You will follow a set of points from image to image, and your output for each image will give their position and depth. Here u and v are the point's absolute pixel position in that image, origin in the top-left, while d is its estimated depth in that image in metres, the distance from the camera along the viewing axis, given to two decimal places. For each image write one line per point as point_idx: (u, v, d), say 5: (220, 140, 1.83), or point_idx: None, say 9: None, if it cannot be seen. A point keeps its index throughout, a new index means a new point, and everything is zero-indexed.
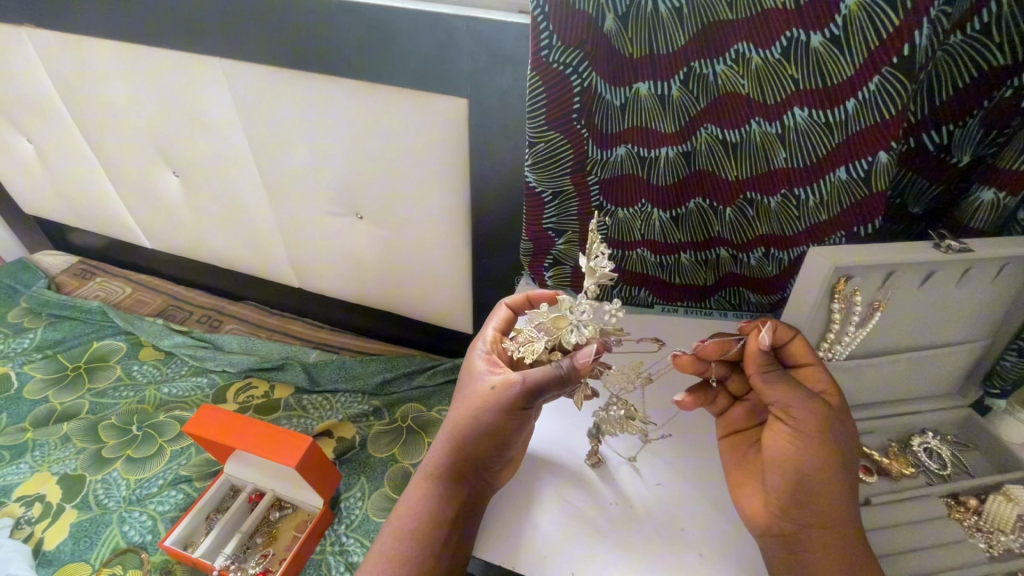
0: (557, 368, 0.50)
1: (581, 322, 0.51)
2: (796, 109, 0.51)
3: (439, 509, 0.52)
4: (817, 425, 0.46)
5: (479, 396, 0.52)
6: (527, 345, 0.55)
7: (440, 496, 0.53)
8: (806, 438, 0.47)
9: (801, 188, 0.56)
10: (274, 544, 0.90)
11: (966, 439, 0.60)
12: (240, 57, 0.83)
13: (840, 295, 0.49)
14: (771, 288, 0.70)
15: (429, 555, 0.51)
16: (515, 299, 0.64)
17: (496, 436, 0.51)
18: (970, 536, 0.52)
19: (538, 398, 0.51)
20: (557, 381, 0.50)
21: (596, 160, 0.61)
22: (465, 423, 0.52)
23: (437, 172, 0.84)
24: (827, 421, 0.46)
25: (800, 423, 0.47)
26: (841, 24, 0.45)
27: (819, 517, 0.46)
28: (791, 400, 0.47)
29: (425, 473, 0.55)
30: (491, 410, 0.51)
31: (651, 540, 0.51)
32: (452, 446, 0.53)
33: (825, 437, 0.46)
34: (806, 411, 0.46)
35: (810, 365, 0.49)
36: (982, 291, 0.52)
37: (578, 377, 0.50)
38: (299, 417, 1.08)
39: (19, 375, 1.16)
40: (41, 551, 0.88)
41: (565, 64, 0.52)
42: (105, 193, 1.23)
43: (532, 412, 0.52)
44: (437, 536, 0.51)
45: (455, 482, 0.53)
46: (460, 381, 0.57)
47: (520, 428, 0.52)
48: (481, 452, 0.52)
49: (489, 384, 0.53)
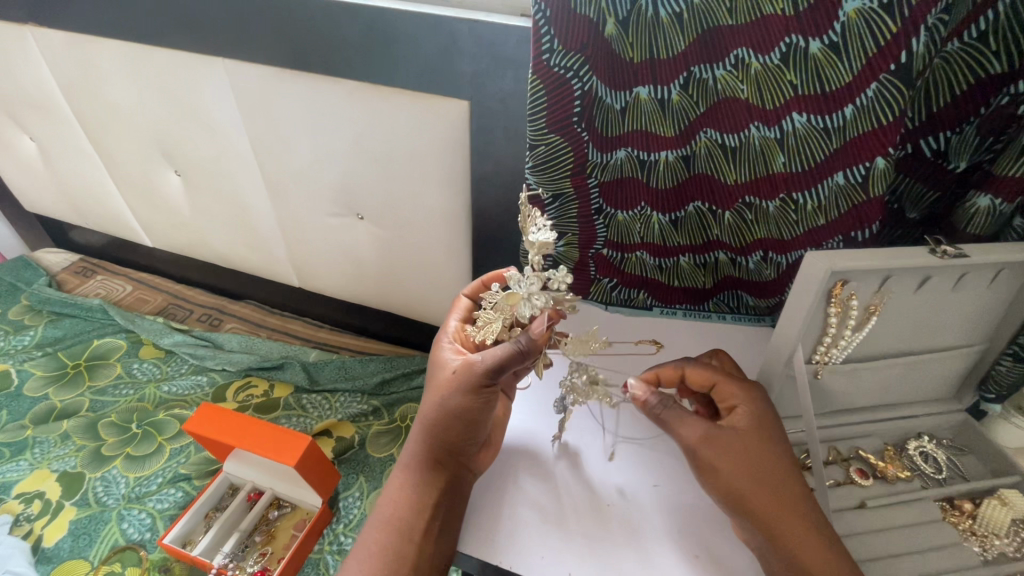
0: (516, 345, 0.51)
1: (533, 296, 0.51)
2: (795, 115, 0.52)
3: (417, 498, 0.53)
4: (715, 445, 0.47)
5: (443, 384, 0.54)
6: (485, 327, 0.55)
7: (419, 484, 0.54)
8: (707, 463, 0.47)
9: (800, 192, 0.57)
10: (272, 542, 0.90)
11: (961, 443, 0.60)
12: (244, 59, 0.83)
13: (836, 300, 0.49)
14: (770, 291, 0.70)
15: (410, 543, 0.52)
16: (471, 287, 0.64)
17: (465, 418, 0.52)
18: (964, 540, 0.52)
19: (502, 374, 0.52)
20: (517, 357, 0.51)
21: (596, 163, 0.62)
22: (434, 410, 0.54)
23: (438, 174, 0.84)
24: (725, 437, 0.47)
25: (691, 448, 0.48)
26: (839, 31, 0.46)
27: (770, 524, 0.45)
28: (684, 433, 0.49)
29: (405, 464, 0.56)
30: (456, 393, 0.52)
31: (649, 541, 0.51)
32: (426, 432, 0.54)
33: (728, 453, 0.47)
34: (694, 434, 0.48)
35: (718, 384, 0.51)
36: (978, 296, 0.52)
37: (536, 348, 0.51)
38: (299, 416, 1.09)
39: (19, 372, 1.16)
40: (41, 548, 0.89)
41: (567, 68, 0.53)
42: (106, 191, 1.24)
43: (498, 391, 0.53)
44: (419, 525, 0.52)
45: (431, 469, 0.54)
46: (428, 372, 0.57)
47: (485, 408, 0.53)
48: (453, 437, 0.53)
49: (452, 369, 0.54)
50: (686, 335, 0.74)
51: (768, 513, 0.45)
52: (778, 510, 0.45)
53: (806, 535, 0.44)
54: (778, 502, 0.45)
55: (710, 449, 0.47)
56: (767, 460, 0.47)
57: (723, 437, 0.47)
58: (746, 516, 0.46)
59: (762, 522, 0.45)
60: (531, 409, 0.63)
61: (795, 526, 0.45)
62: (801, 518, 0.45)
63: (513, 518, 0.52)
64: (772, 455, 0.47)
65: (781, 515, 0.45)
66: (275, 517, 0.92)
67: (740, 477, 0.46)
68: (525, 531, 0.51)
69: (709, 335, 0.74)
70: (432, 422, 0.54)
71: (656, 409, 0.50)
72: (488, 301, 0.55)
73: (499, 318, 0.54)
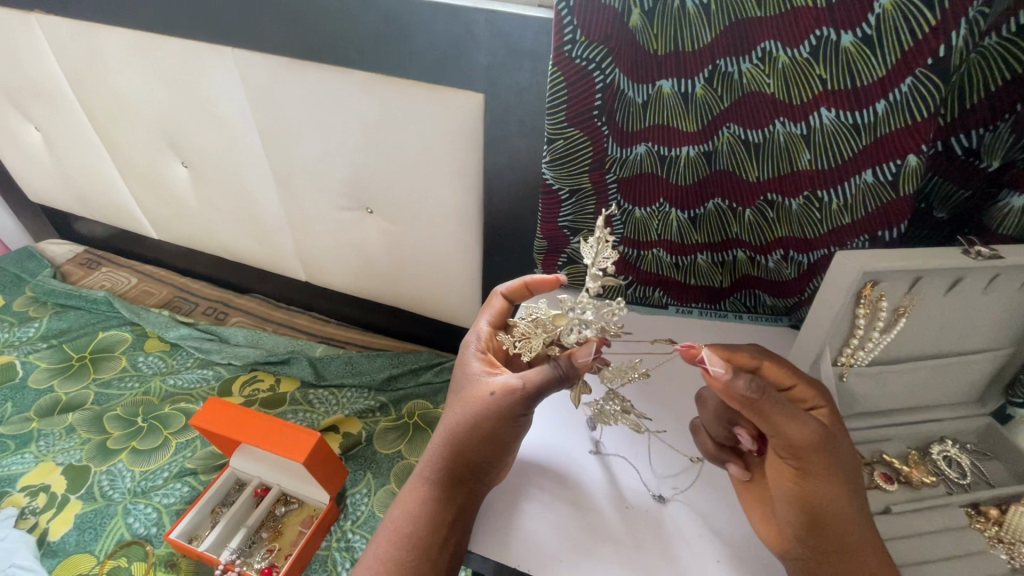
0: (556, 369, 0.50)
1: (582, 322, 0.49)
2: (823, 110, 0.50)
3: (435, 514, 0.50)
4: (819, 448, 0.44)
5: (479, 400, 0.51)
6: (524, 340, 0.53)
7: (436, 500, 0.51)
8: (813, 466, 0.44)
9: (825, 190, 0.55)
10: (279, 538, 0.89)
11: (987, 448, 0.59)
12: (254, 49, 0.82)
13: (865, 301, 0.48)
14: (790, 291, 0.69)
15: (424, 561, 0.49)
16: (512, 288, 0.61)
17: (497, 441, 0.50)
18: (991, 547, 0.51)
19: (538, 400, 0.50)
20: (557, 382, 0.50)
21: (616, 158, 0.60)
22: (462, 427, 0.51)
23: (450, 167, 0.83)
24: (827, 440, 0.45)
25: (798, 445, 0.44)
26: (873, 24, 0.44)
27: (839, 534, 0.44)
28: (791, 430, 0.44)
29: (421, 476, 0.53)
30: (492, 416, 0.50)
31: (670, 545, 0.51)
32: (448, 449, 0.51)
33: (827, 459, 0.44)
34: (807, 434, 0.44)
35: (797, 385, 0.49)
36: (1010, 299, 0.51)
37: (576, 375, 0.51)
38: (305, 411, 1.08)
39: (24, 364, 1.15)
40: (46, 541, 0.88)
41: (589, 59, 0.52)
42: (112, 183, 1.23)
43: (530, 417, 0.52)
44: (434, 541, 0.50)
45: (449, 485, 0.51)
46: (453, 383, 0.55)
47: (518, 431, 0.51)
48: (479, 455, 0.50)
49: (490, 388, 0.51)
50: (703, 334, 0.73)
51: (842, 523, 0.44)
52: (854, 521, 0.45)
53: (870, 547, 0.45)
54: (857, 515, 0.45)
55: (816, 451, 0.44)
56: (852, 469, 0.46)
57: (827, 440, 0.45)
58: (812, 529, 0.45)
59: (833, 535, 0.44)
60: (551, 412, 0.63)
61: (864, 540, 0.45)
62: (866, 535, 0.45)
63: (537, 527, 0.52)
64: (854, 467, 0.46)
65: (854, 528, 0.44)
66: (281, 513, 0.91)
67: (832, 484, 0.45)
68: (549, 536, 0.51)
69: (724, 335, 0.73)
70: (457, 437, 0.51)
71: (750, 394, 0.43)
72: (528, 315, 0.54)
73: (540, 335, 0.53)
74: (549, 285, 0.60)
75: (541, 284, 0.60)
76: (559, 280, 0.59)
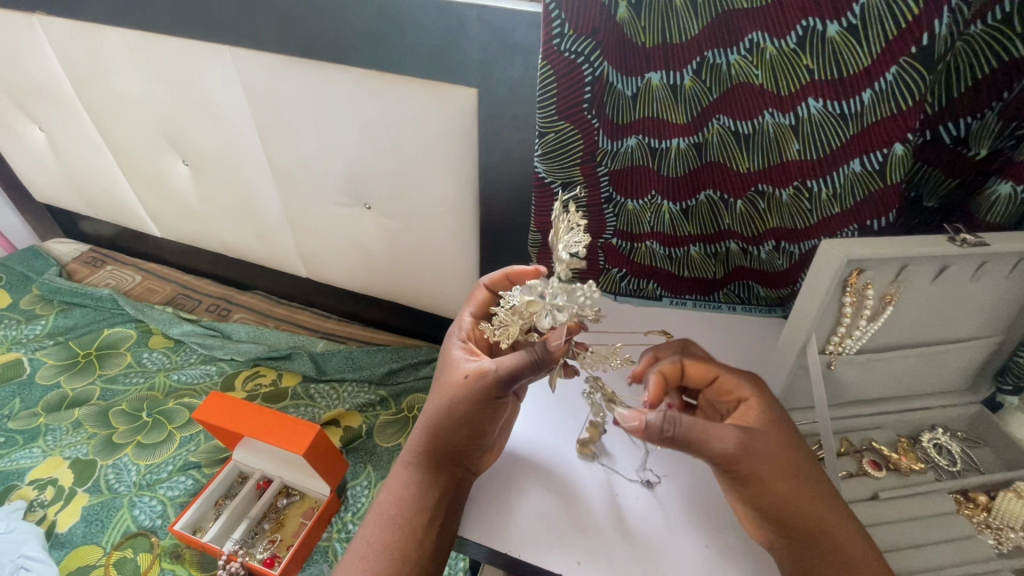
0: (532, 354, 0.49)
1: (555, 307, 0.47)
2: (810, 100, 0.50)
3: (419, 495, 0.53)
4: (749, 455, 0.43)
5: (454, 387, 0.52)
6: (504, 327, 0.54)
7: (420, 482, 0.53)
8: (752, 474, 0.43)
9: (813, 179, 0.55)
10: (281, 529, 0.91)
11: (977, 436, 0.60)
12: (250, 47, 0.83)
13: (852, 289, 0.48)
14: (781, 281, 0.69)
15: (411, 542, 0.51)
16: (493, 278, 0.61)
17: (473, 424, 0.52)
18: (978, 532, 0.52)
19: (514, 384, 0.50)
20: (532, 368, 0.49)
21: (606, 151, 0.61)
22: (438, 413, 0.53)
23: (447, 163, 0.84)
24: (755, 444, 0.43)
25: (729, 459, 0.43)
26: (858, 13, 0.44)
27: (805, 520, 0.44)
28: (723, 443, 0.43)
29: (405, 461, 0.55)
30: (465, 400, 0.51)
31: (659, 537, 0.51)
32: (429, 435, 0.53)
33: (762, 462, 0.43)
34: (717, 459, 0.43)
35: (719, 376, 0.51)
36: (996, 288, 0.52)
37: (552, 362, 0.50)
38: (307, 406, 1.09)
39: (30, 361, 1.17)
40: (54, 533, 0.90)
41: (577, 53, 0.52)
42: (115, 182, 1.24)
43: (507, 399, 0.52)
44: (418, 523, 0.52)
45: (433, 469, 0.53)
46: (437, 372, 0.56)
47: (494, 415, 0.52)
48: (457, 439, 0.52)
49: (462, 375, 0.52)
50: (696, 326, 0.74)
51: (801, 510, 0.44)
52: (811, 505, 0.44)
53: (842, 520, 0.45)
54: (809, 497, 0.44)
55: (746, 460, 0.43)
56: (794, 456, 0.45)
57: (756, 443, 0.44)
58: (772, 523, 0.44)
59: (802, 524, 0.44)
60: (549, 405, 0.63)
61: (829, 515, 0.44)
62: (827, 507, 0.45)
63: (534, 517, 0.53)
64: (795, 455, 0.45)
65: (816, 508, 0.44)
66: (283, 505, 0.92)
67: (777, 477, 0.44)
68: (545, 525, 0.52)
69: (716, 327, 0.74)
70: (437, 424, 0.53)
71: (666, 432, 0.41)
72: (504, 303, 0.53)
73: (517, 322, 0.52)
74: (531, 276, 0.59)
75: (523, 275, 0.60)
76: (541, 272, 0.59)
